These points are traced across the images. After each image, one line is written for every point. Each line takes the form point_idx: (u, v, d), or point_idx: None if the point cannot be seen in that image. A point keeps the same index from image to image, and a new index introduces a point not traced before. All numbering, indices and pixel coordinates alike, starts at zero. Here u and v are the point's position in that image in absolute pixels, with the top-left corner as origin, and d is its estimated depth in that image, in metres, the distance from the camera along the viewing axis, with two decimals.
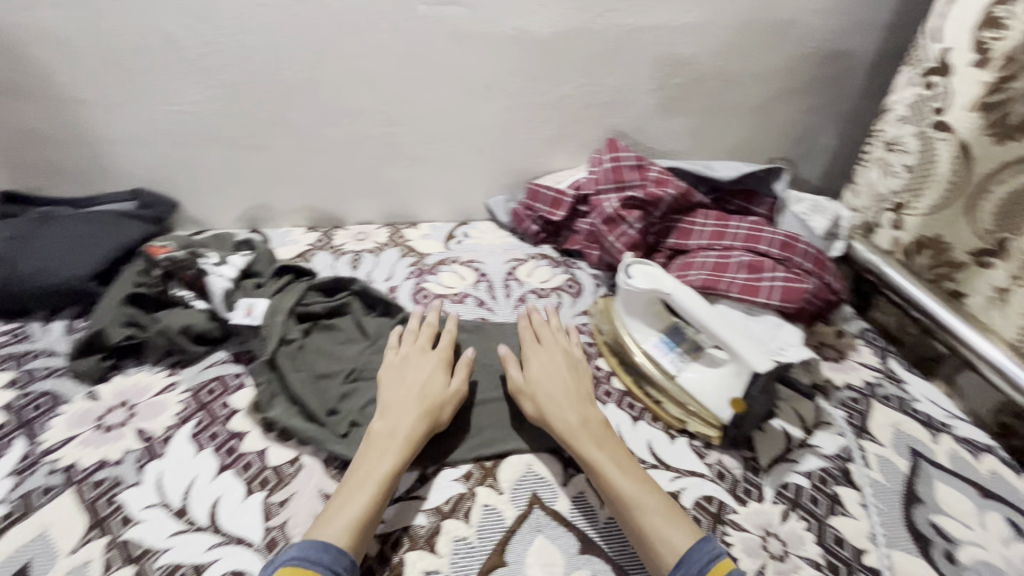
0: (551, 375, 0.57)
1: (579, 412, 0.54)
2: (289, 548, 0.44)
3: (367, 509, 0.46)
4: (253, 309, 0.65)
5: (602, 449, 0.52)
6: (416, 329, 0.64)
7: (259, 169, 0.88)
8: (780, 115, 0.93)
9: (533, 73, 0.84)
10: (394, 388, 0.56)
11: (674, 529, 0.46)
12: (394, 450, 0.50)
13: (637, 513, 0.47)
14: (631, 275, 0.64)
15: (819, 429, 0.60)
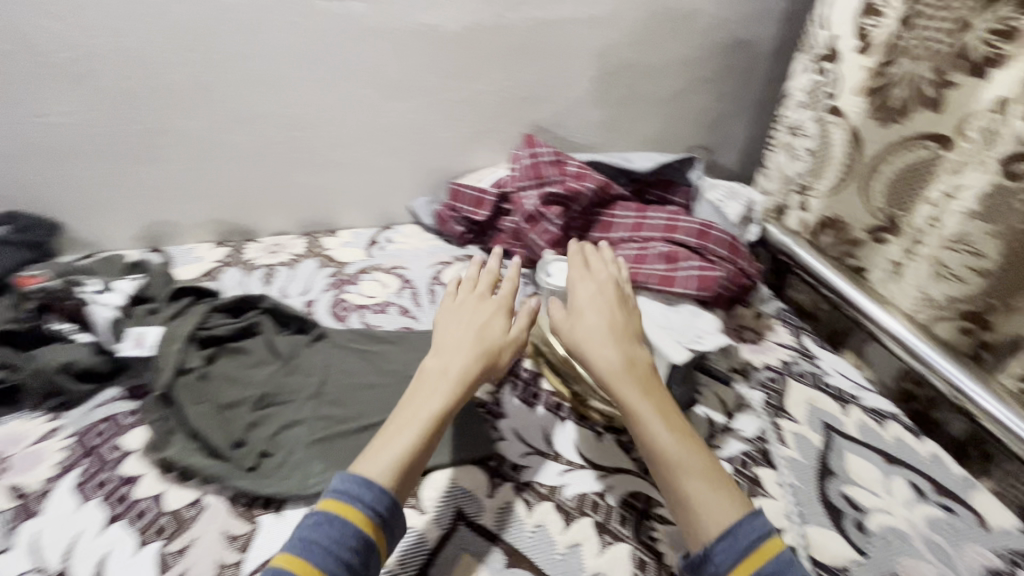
0: (607, 312, 0.55)
1: (628, 353, 0.52)
2: (334, 479, 0.43)
3: (411, 451, 0.46)
4: (143, 339, 0.60)
5: (649, 396, 0.50)
6: (474, 274, 0.61)
7: (154, 183, 0.80)
8: (694, 105, 0.95)
9: (445, 70, 0.81)
10: (451, 329, 0.55)
11: (717, 495, 0.44)
12: (446, 391, 0.49)
13: (680, 469, 0.46)
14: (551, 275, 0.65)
15: (740, 412, 0.61)
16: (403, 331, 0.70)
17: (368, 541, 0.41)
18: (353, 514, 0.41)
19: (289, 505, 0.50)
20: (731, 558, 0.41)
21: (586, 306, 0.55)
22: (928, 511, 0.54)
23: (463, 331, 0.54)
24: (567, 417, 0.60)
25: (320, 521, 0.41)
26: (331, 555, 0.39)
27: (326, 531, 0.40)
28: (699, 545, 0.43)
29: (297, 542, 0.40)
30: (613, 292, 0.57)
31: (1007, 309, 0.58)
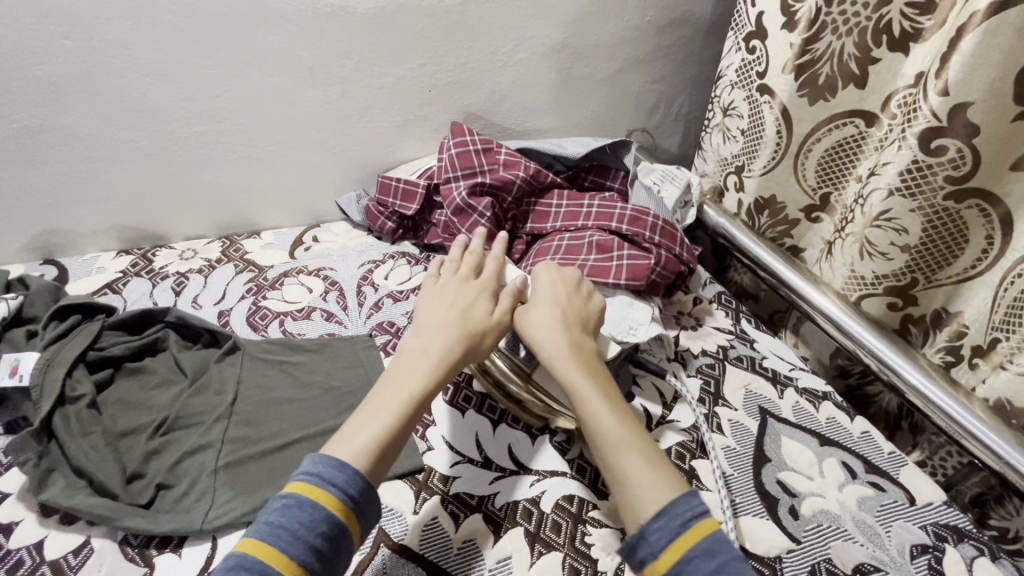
0: (560, 300, 0.54)
1: (576, 339, 0.51)
2: (305, 458, 0.41)
3: (385, 435, 0.43)
4: (18, 367, 0.53)
5: (592, 378, 0.48)
6: (458, 258, 0.59)
7: (41, 187, 0.72)
8: (631, 86, 0.93)
9: (363, 54, 0.75)
10: (435, 311, 0.52)
11: (657, 475, 0.42)
12: (425, 370, 0.47)
13: (622, 448, 0.44)
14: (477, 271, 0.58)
15: (677, 403, 0.61)
16: (327, 338, 0.66)
17: (340, 526, 0.38)
18: (324, 498, 0.38)
19: (186, 544, 0.46)
20: (665, 537, 0.39)
21: (542, 294, 0.54)
22: (859, 490, 0.54)
23: (445, 312, 0.52)
24: (500, 421, 0.57)
25: (289, 504, 0.38)
26: (300, 541, 0.37)
27: (295, 515, 0.38)
28: (636, 526, 0.40)
29: (263, 526, 0.38)
30: (570, 280, 0.57)
31: (930, 283, 0.60)
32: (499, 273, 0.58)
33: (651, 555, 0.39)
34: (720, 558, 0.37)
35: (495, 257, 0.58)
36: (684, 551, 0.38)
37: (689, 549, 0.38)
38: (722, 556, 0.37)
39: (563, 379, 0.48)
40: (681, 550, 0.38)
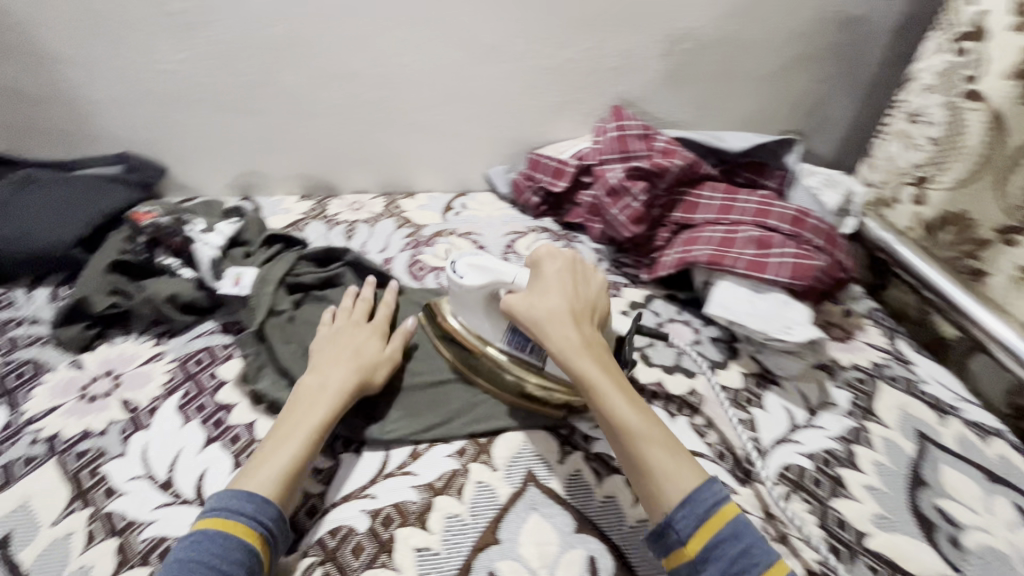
0: (567, 287, 0.51)
1: (587, 333, 0.49)
2: (211, 498, 0.43)
3: (289, 470, 0.45)
4: (241, 279, 0.64)
5: (607, 372, 0.47)
6: (350, 305, 0.61)
7: (248, 134, 0.83)
8: (792, 84, 0.89)
9: (535, 35, 0.78)
10: (323, 354, 0.55)
11: (679, 464, 0.43)
12: (324, 406, 0.49)
13: (643, 444, 0.44)
14: (462, 274, 0.55)
15: (823, 410, 0.59)
16: None
17: (250, 551, 0.40)
18: (233, 528, 0.41)
19: (365, 447, 0.53)
20: (691, 526, 0.41)
21: (546, 282, 0.51)
22: None
23: (336, 355, 0.54)
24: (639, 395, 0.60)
25: (200, 540, 0.40)
26: (212, 568, 0.38)
27: (206, 547, 0.40)
28: (661, 517, 0.42)
29: (175, 564, 0.39)
30: (568, 266, 0.53)
31: None
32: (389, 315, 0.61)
33: (679, 541, 0.41)
34: (745, 539, 0.40)
35: (382, 303, 0.62)
36: (709, 537, 0.40)
37: (713, 533, 0.40)
38: (747, 537, 0.40)
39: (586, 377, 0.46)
40: (707, 534, 0.41)
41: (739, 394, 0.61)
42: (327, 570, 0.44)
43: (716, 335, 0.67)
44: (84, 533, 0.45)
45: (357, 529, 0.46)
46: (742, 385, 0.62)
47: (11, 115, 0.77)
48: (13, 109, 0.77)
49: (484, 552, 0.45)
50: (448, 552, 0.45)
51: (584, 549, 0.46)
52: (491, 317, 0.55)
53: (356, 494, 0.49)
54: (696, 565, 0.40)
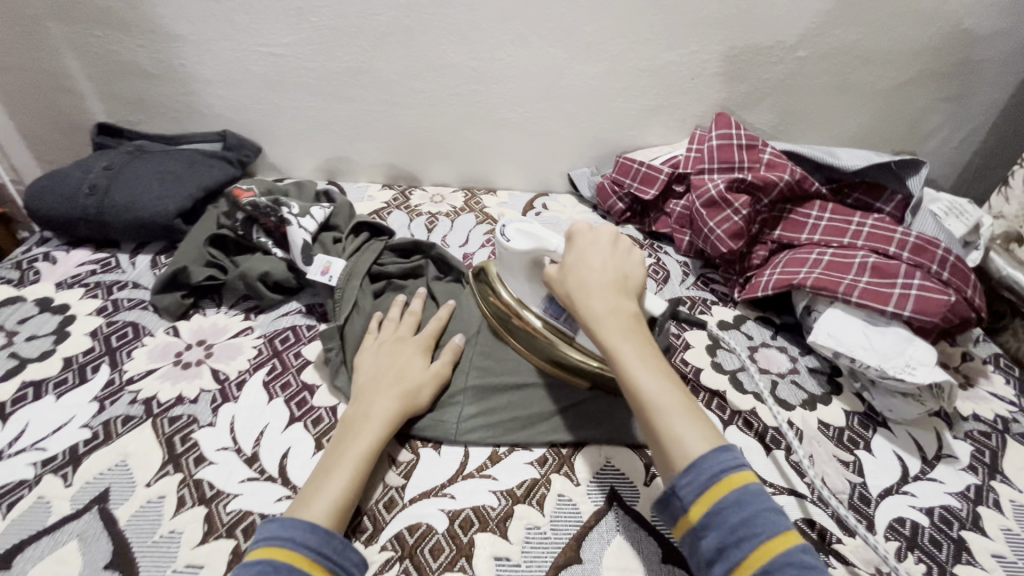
0: (599, 252, 0.47)
1: (614, 294, 0.44)
2: (268, 526, 0.39)
3: (343, 498, 0.43)
4: (330, 268, 0.64)
5: (628, 331, 0.42)
6: (397, 318, 0.59)
7: (341, 120, 0.84)
8: (916, 102, 0.80)
9: (640, 35, 0.74)
10: (368, 372, 0.53)
11: (693, 431, 0.38)
12: (370, 430, 0.47)
13: (654, 407, 0.39)
14: (509, 238, 0.52)
15: (941, 462, 0.53)
16: None
17: None
18: (300, 561, 0.37)
19: (444, 445, 0.51)
20: (694, 494, 0.36)
21: (575, 250, 0.47)
22: None
23: (381, 375, 0.52)
24: (730, 422, 0.56)
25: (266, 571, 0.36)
26: None
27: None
28: (668, 482, 0.38)
29: None
30: (606, 234, 0.49)
31: None
32: (439, 329, 0.59)
33: (681, 508, 0.37)
34: (749, 508, 0.35)
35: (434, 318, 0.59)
36: (710, 505, 0.35)
37: (717, 500, 0.35)
38: (752, 506, 0.35)
39: (599, 335, 0.42)
40: (709, 503, 0.36)
41: (842, 433, 0.56)
42: (406, 568, 0.43)
43: (815, 366, 0.62)
44: (174, 498, 0.45)
45: (436, 529, 0.45)
46: (846, 423, 0.56)
47: (127, 88, 0.81)
48: (129, 83, 0.81)
49: (565, 570, 0.43)
50: (529, 566, 0.43)
51: None
52: (532, 284, 0.53)
53: (435, 492, 0.48)
54: (698, 533, 0.36)
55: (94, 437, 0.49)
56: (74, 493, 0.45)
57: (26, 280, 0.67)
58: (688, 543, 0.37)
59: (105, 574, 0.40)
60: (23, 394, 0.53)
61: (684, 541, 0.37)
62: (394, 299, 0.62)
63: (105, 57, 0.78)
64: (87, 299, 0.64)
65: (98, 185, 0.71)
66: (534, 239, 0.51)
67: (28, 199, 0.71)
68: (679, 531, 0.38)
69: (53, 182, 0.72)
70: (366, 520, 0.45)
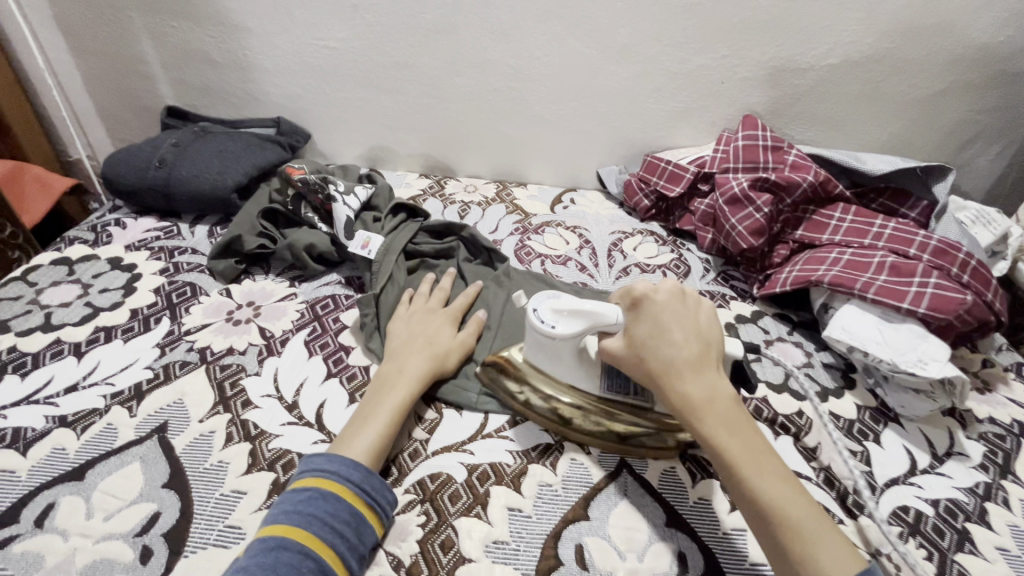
0: (680, 322, 0.45)
1: (711, 382, 0.43)
2: (317, 459, 0.45)
3: (379, 440, 0.47)
4: (369, 243, 0.68)
5: (735, 433, 0.41)
6: (427, 292, 0.63)
7: (385, 111, 0.90)
8: (949, 113, 0.80)
9: (674, 38, 0.77)
10: (400, 339, 0.57)
11: (830, 549, 0.36)
12: (404, 388, 0.51)
13: (779, 521, 0.38)
14: (551, 324, 0.49)
15: (951, 458, 0.54)
16: (581, 286, 0.72)
17: (357, 514, 0.42)
18: (342, 491, 0.43)
19: (465, 408, 0.55)
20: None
21: (654, 320, 0.45)
22: None
23: (412, 340, 0.56)
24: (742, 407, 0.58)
25: (314, 497, 0.42)
26: (328, 525, 0.41)
27: (320, 505, 0.42)
28: None
29: (295, 515, 0.41)
30: (682, 296, 0.47)
31: None
32: (466, 305, 0.63)
33: None
34: None
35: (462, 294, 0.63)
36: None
37: None
38: None
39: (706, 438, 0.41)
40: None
41: (852, 425, 0.57)
42: (427, 510, 0.46)
43: (830, 362, 0.64)
44: (223, 433, 0.50)
45: (456, 478, 0.49)
46: (857, 416, 0.58)
47: (195, 74, 0.89)
48: (197, 70, 0.88)
49: (574, 524, 0.46)
50: (539, 518, 0.46)
51: (674, 543, 0.45)
52: (586, 367, 0.50)
53: (456, 446, 0.51)
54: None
55: (156, 377, 0.55)
56: (138, 422, 0.51)
57: (99, 241, 0.74)
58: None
59: (163, 491, 0.45)
60: (95, 337, 0.59)
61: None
62: (426, 275, 0.66)
63: (179, 45, 0.86)
64: (152, 260, 0.71)
65: (167, 159, 0.78)
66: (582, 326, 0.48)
67: (105, 169, 0.79)
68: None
69: (127, 156, 0.79)
70: (393, 466, 0.49)
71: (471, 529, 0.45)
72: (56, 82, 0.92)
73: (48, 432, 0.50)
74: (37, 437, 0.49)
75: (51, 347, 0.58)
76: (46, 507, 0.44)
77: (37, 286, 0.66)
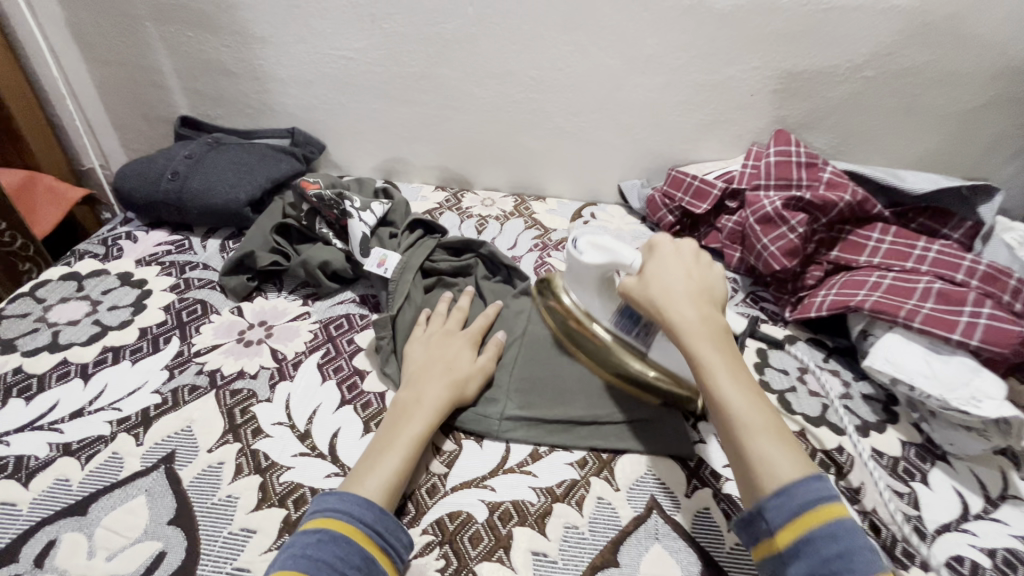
0: (685, 265, 0.48)
1: (705, 309, 0.45)
2: (327, 497, 0.42)
3: (397, 476, 0.45)
4: (385, 261, 0.66)
5: (719, 351, 0.43)
6: (445, 312, 0.61)
7: (401, 121, 0.87)
8: (992, 128, 0.76)
9: (701, 49, 0.74)
10: (419, 361, 0.55)
11: (781, 455, 0.38)
12: (421, 417, 0.49)
13: (741, 424, 0.39)
14: (580, 250, 0.53)
15: (1006, 502, 0.50)
16: None
17: (370, 559, 0.39)
18: (353, 532, 0.40)
19: (486, 439, 0.52)
20: (783, 515, 0.36)
21: (662, 265, 0.49)
22: None
23: (430, 364, 0.54)
24: None
25: (323, 540, 0.39)
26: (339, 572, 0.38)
27: (330, 549, 0.39)
28: (754, 503, 0.38)
29: (302, 560, 0.38)
30: (690, 249, 0.50)
31: None
32: (486, 326, 0.60)
33: (768, 531, 0.37)
34: (845, 542, 0.35)
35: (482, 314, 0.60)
36: (802, 531, 0.36)
37: (808, 530, 0.35)
38: (846, 541, 0.35)
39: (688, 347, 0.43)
40: (800, 528, 0.36)
41: (897, 463, 0.53)
42: (445, 553, 0.44)
43: (870, 393, 0.60)
44: (232, 465, 0.48)
45: (476, 518, 0.46)
46: (902, 453, 0.54)
47: (210, 84, 0.87)
48: (212, 79, 0.87)
49: (602, 571, 0.43)
50: (565, 564, 0.43)
51: None
52: (602, 295, 0.55)
53: (476, 482, 0.49)
54: (784, 558, 0.36)
55: (164, 402, 0.53)
56: (144, 452, 0.48)
57: (110, 255, 0.72)
58: (770, 565, 0.37)
59: (169, 528, 0.43)
60: (103, 357, 0.58)
61: (764, 564, 0.37)
62: (444, 294, 0.64)
63: (193, 55, 0.84)
64: (162, 276, 0.69)
65: (180, 171, 0.76)
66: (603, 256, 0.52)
67: (118, 181, 0.77)
68: (760, 554, 0.38)
69: (140, 168, 0.78)
70: (410, 503, 0.47)
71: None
72: (70, 92, 0.92)
73: (52, 461, 0.48)
74: (40, 466, 0.47)
75: (58, 368, 0.56)
76: (48, 544, 0.42)
77: (46, 303, 0.64)
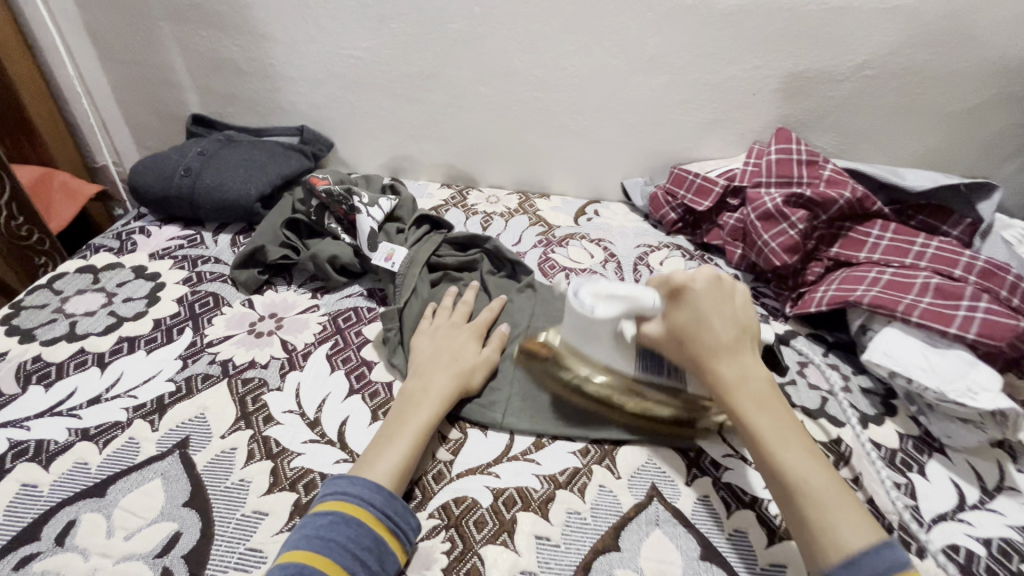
0: (721, 306, 0.47)
1: (746, 363, 0.46)
2: (337, 481, 0.44)
3: (406, 459, 0.46)
4: (393, 255, 0.67)
5: (768, 411, 0.44)
6: (451, 305, 0.62)
7: (408, 119, 0.89)
8: (992, 127, 0.77)
9: (704, 49, 0.75)
10: (426, 352, 0.56)
11: (848, 520, 0.38)
12: (428, 406, 0.50)
13: (798, 489, 0.40)
14: (592, 305, 0.50)
15: (1002, 493, 0.51)
16: None
17: (380, 540, 0.41)
18: (363, 515, 0.41)
19: (491, 428, 0.54)
20: None
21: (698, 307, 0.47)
22: None
23: (436, 356, 0.55)
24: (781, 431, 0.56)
25: (334, 521, 0.41)
26: (350, 552, 0.39)
27: (341, 530, 0.40)
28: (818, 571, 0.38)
29: (315, 540, 0.40)
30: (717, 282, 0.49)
31: None
32: (491, 320, 0.61)
33: None
34: None
35: (487, 308, 0.62)
36: None
37: None
38: None
39: (739, 409, 0.44)
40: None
41: (895, 454, 0.54)
42: (451, 536, 0.45)
43: (869, 387, 0.61)
44: (245, 451, 0.49)
45: (481, 503, 0.47)
46: (900, 446, 0.55)
47: (221, 83, 0.89)
48: (224, 78, 0.89)
49: (603, 555, 0.44)
50: (568, 548, 0.45)
51: None
52: (620, 351, 0.51)
53: (481, 469, 0.50)
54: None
55: (178, 390, 0.54)
56: (160, 437, 0.50)
57: (124, 249, 0.74)
58: None
59: (184, 510, 0.45)
60: (119, 347, 0.59)
61: None
62: (450, 288, 0.65)
63: (205, 54, 0.86)
64: (175, 269, 0.71)
65: (192, 168, 0.78)
66: (621, 305, 0.49)
67: (132, 177, 0.79)
68: None
69: (153, 164, 0.79)
70: (417, 489, 0.48)
71: (497, 558, 0.44)
72: (86, 91, 0.94)
73: (71, 445, 0.49)
74: (60, 450, 0.49)
75: (76, 357, 0.58)
76: (68, 523, 0.44)
77: (63, 294, 0.66)
